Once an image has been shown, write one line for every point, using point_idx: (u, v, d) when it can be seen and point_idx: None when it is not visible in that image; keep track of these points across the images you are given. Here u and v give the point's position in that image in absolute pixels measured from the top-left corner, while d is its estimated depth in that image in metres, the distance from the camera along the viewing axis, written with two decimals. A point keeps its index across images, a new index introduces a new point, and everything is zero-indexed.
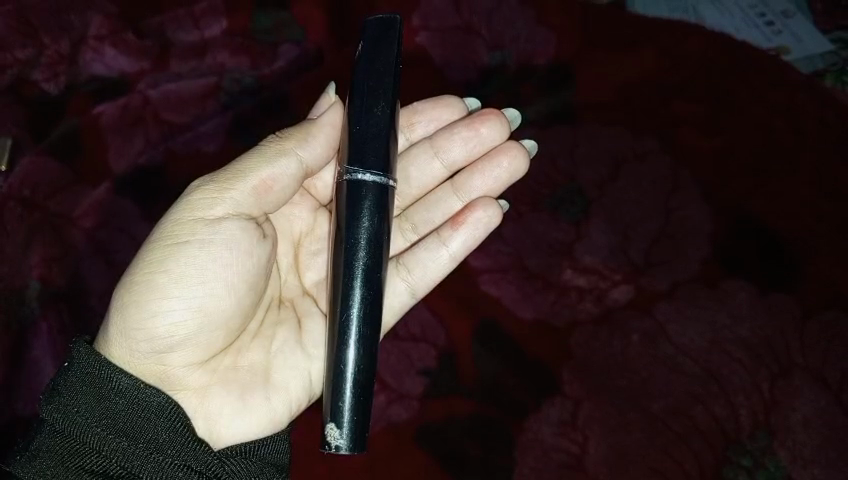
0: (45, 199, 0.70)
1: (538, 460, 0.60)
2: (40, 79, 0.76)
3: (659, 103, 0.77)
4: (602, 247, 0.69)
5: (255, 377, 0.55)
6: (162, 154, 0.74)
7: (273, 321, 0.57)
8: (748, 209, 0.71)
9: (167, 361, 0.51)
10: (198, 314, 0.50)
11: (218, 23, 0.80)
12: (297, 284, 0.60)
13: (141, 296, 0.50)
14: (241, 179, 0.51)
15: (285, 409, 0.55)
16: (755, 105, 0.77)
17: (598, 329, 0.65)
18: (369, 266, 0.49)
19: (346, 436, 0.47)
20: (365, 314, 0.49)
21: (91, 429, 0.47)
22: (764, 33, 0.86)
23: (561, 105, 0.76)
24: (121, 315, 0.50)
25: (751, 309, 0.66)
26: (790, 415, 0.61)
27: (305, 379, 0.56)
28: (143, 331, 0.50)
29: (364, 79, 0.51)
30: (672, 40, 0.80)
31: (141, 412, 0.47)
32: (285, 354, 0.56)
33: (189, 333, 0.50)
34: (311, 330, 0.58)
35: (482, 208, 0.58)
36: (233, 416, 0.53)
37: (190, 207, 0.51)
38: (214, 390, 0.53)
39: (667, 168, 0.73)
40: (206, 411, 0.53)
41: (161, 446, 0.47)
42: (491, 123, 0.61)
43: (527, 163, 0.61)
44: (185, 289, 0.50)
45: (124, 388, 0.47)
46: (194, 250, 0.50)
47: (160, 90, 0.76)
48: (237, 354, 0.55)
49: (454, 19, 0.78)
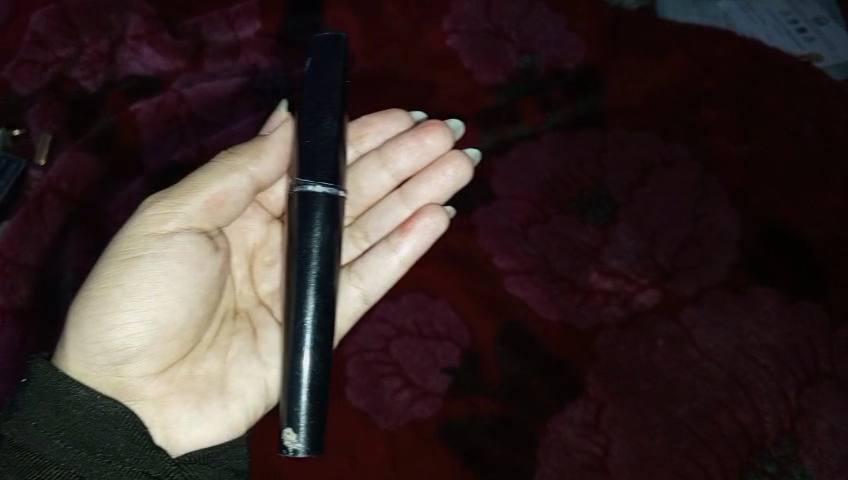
0: (82, 193, 0.72)
1: (561, 460, 0.60)
2: (79, 76, 0.79)
3: (689, 110, 0.77)
4: (629, 252, 0.69)
5: (211, 384, 0.58)
6: (195, 151, 0.75)
7: (228, 331, 0.60)
8: (777, 217, 0.70)
9: (123, 372, 0.54)
10: (151, 323, 0.54)
11: (252, 25, 0.82)
12: (251, 294, 0.63)
13: (97, 308, 0.53)
14: (194, 194, 0.55)
15: (242, 415, 0.58)
16: (786, 112, 0.77)
17: (623, 332, 0.65)
18: (324, 275, 0.51)
19: (303, 439, 0.49)
20: (318, 321, 0.50)
21: (49, 441, 0.50)
22: (797, 40, 0.86)
23: (590, 110, 0.76)
24: (78, 328, 0.54)
25: (779, 317, 0.65)
26: (816, 423, 0.61)
27: (262, 387, 0.60)
28: (99, 342, 0.53)
29: (313, 93, 0.53)
30: (703, 47, 0.80)
31: (97, 423, 0.51)
32: (240, 363, 0.59)
33: (143, 344, 0.54)
34: (268, 339, 0.61)
35: (429, 215, 0.63)
36: (192, 422, 0.57)
37: (142, 223, 0.55)
38: (171, 397, 0.56)
39: (696, 174, 0.73)
40: (164, 419, 0.56)
41: (118, 455, 0.51)
42: (436, 133, 0.66)
43: (471, 171, 0.66)
44: (138, 300, 0.53)
45: (80, 400, 0.51)
46: (146, 263, 0.54)
47: (195, 89, 0.78)
48: (194, 364, 0.58)
49: (483, 24, 0.79)
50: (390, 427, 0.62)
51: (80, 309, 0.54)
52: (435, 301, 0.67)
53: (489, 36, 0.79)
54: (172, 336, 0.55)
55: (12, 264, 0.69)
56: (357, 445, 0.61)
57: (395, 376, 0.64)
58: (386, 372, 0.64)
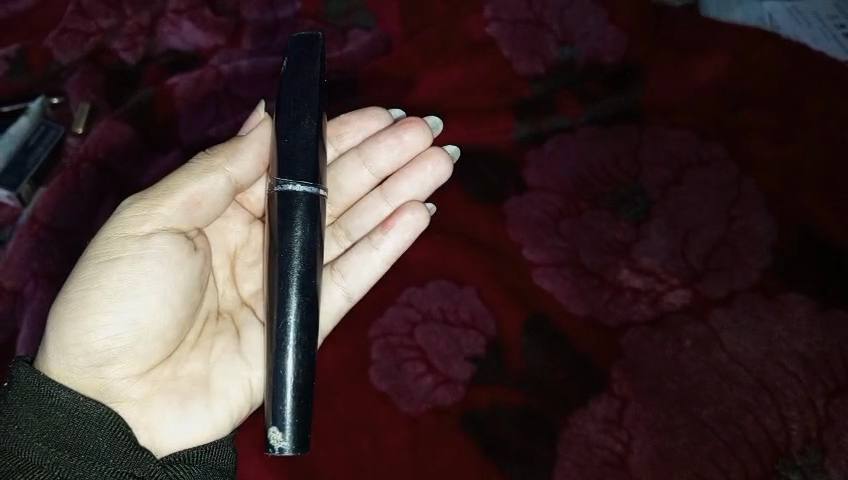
0: (118, 163, 0.73)
1: (581, 455, 0.59)
2: (119, 48, 0.80)
3: (727, 112, 0.76)
4: (661, 250, 0.68)
5: (196, 385, 0.59)
6: (230, 128, 0.76)
7: (212, 332, 0.62)
8: (814, 223, 0.69)
9: (105, 373, 0.55)
10: (133, 323, 0.54)
11: (291, 5, 0.82)
12: (234, 296, 0.64)
13: (78, 311, 0.54)
14: (172, 195, 0.56)
15: (226, 415, 0.59)
16: (827, 117, 0.75)
17: (651, 331, 0.64)
18: (304, 275, 0.52)
19: (288, 439, 0.50)
20: (301, 321, 0.52)
21: (31, 444, 0.50)
22: (842, 44, 0.84)
23: (627, 106, 0.75)
24: (57, 332, 0.54)
25: (810, 325, 0.64)
26: (844, 434, 0.59)
27: (246, 387, 0.60)
28: (79, 345, 0.53)
29: (292, 94, 0.54)
30: (746, 47, 0.79)
31: (81, 425, 0.51)
32: (224, 363, 0.60)
33: (126, 345, 0.54)
34: (250, 339, 0.62)
35: (410, 211, 0.63)
36: (176, 423, 0.57)
37: (120, 225, 0.56)
38: (154, 398, 0.57)
39: (732, 175, 0.72)
40: (147, 420, 0.57)
41: (102, 456, 0.51)
42: (414, 130, 0.67)
43: (452, 166, 0.67)
44: (119, 300, 0.54)
45: (63, 402, 0.51)
46: (126, 264, 0.55)
47: (233, 66, 0.78)
48: (177, 365, 0.59)
49: (524, 13, 0.78)
50: (411, 411, 0.62)
51: (57, 314, 0.55)
52: (461, 289, 0.66)
53: (530, 26, 0.78)
54: (153, 336, 0.55)
55: (46, 228, 0.69)
56: (378, 426, 0.62)
57: (418, 361, 0.64)
58: (409, 357, 0.64)
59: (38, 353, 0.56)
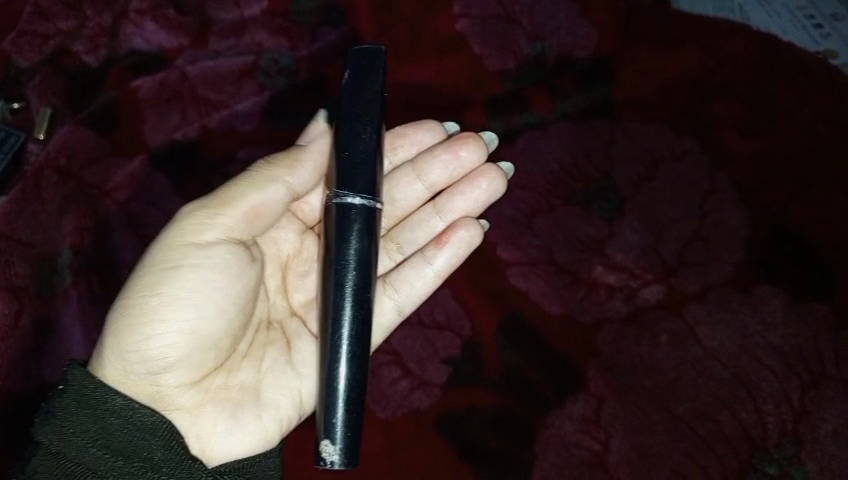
0: (80, 171, 0.71)
1: (560, 456, 0.59)
2: (81, 51, 0.78)
3: (700, 105, 0.76)
4: (635, 246, 0.68)
5: (247, 395, 0.58)
6: (197, 130, 0.74)
7: (262, 342, 0.60)
8: (785, 216, 0.69)
9: (161, 381, 0.54)
10: (192, 334, 0.53)
11: (257, 3, 0.81)
12: (284, 305, 0.63)
13: (136, 319, 0.52)
14: (234, 205, 0.55)
15: (275, 425, 0.58)
16: (799, 108, 0.75)
17: (626, 327, 0.64)
18: (358, 286, 0.51)
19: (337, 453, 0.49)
20: (354, 333, 0.50)
21: (87, 449, 0.49)
22: (812, 36, 0.85)
23: (600, 100, 0.75)
24: (118, 338, 0.53)
25: (784, 317, 0.64)
26: (818, 426, 0.60)
27: (295, 398, 0.59)
28: (138, 351, 0.52)
29: (353, 106, 0.53)
30: (718, 38, 0.79)
31: (135, 432, 0.51)
32: (275, 373, 0.59)
33: (182, 353, 0.53)
34: (302, 351, 0.60)
35: (464, 227, 0.63)
36: (227, 432, 0.56)
37: (180, 233, 0.54)
38: (206, 406, 0.56)
39: (705, 169, 0.72)
40: (199, 429, 0.56)
41: (155, 464, 0.50)
42: (471, 146, 0.65)
43: (506, 184, 0.66)
44: (179, 309, 0.53)
45: (118, 408, 0.51)
46: (186, 273, 0.53)
47: (199, 67, 0.76)
48: (229, 374, 0.58)
49: (495, 9, 0.77)
50: (387, 417, 0.61)
51: (115, 320, 0.53)
52: (437, 290, 0.66)
53: (501, 22, 0.77)
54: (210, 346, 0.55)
55: (8, 239, 0.67)
56: None
57: (395, 365, 0.63)
58: (385, 361, 0.63)
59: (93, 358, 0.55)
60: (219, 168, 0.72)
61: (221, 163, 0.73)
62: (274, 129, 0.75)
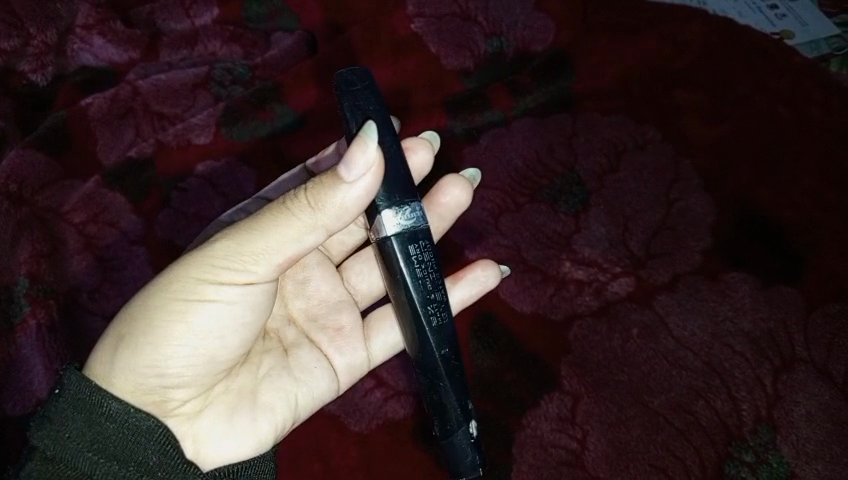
0: (33, 195, 0.68)
1: (538, 457, 0.58)
2: (27, 70, 0.75)
3: (661, 91, 0.76)
4: (601, 240, 0.67)
5: (245, 397, 0.53)
6: (152, 147, 0.71)
7: (259, 350, 0.56)
8: (749, 201, 0.69)
9: (172, 394, 0.49)
10: (210, 357, 0.49)
11: (208, 12, 0.80)
12: (281, 313, 0.60)
13: (154, 338, 0.47)
14: (267, 245, 0.47)
15: (270, 429, 0.53)
16: (758, 90, 0.76)
17: (598, 322, 0.64)
18: (439, 309, 0.50)
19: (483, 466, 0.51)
20: (448, 354, 0.51)
21: (81, 453, 0.45)
22: (768, 17, 0.85)
23: (560, 94, 0.75)
24: (133, 351, 0.47)
25: (754, 303, 0.64)
26: (792, 410, 0.59)
27: (292, 404, 0.55)
28: (155, 367, 0.47)
29: (381, 122, 0.49)
30: (673, 25, 0.79)
31: (130, 436, 0.46)
32: (274, 379, 0.55)
33: (198, 373, 0.49)
34: (302, 359, 0.58)
35: (481, 267, 0.60)
36: (224, 438, 0.52)
37: (209, 257, 0.48)
38: (206, 414, 0.52)
39: (668, 158, 0.72)
40: (195, 436, 0.51)
41: (151, 469, 0.46)
42: (421, 156, 0.56)
43: (472, 189, 0.61)
44: (203, 336, 0.48)
45: (114, 412, 0.46)
46: (219, 307, 0.49)
47: (151, 81, 0.75)
48: (229, 379, 0.53)
49: (450, 8, 0.77)
50: (361, 429, 0.60)
51: (129, 331, 0.48)
52: None
53: (457, 20, 0.77)
54: (223, 363, 0.51)
55: None
56: (329, 448, 0.59)
57: (367, 376, 0.63)
58: None
59: (94, 357, 0.49)
60: (177, 184, 0.71)
61: (178, 177, 0.71)
62: (231, 139, 0.72)
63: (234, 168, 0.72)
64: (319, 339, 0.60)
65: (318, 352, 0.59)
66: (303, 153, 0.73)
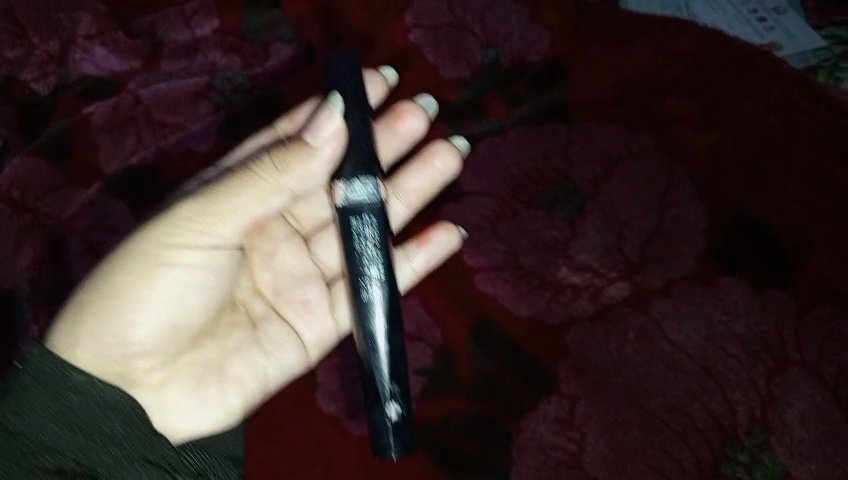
0: (35, 202, 0.69)
1: (537, 458, 0.59)
2: (29, 79, 0.76)
3: (653, 101, 0.77)
4: (597, 246, 0.69)
5: (211, 367, 0.59)
6: (154, 155, 0.73)
7: (228, 323, 0.60)
8: (741, 207, 0.71)
9: (133, 364, 0.55)
10: (177, 323, 0.55)
11: (208, 23, 0.80)
12: (249, 284, 0.63)
13: (117, 306, 0.53)
14: (233, 212, 0.55)
15: (238, 401, 0.59)
16: (747, 100, 0.77)
17: (594, 326, 0.65)
18: (379, 283, 0.54)
19: (398, 451, 0.52)
20: (388, 327, 0.53)
21: (46, 426, 0.48)
22: (756, 29, 0.87)
23: (555, 104, 0.77)
24: (97, 321, 0.53)
25: (747, 306, 0.65)
26: (786, 411, 0.60)
27: (260, 376, 0.60)
28: (117, 336, 0.53)
29: (357, 107, 0.56)
30: (664, 37, 0.80)
31: (97, 410, 0.49)
32: (241, 353, 0.60)
33: (159, 342, 0.55)
34: (270, 334, 0.62)
35: (445, 230, 0.66)
36: (190, 406, 0.58)
37: (171, 224, 0.54)
38: (170, 382, 0.57)
39: (662, 165, 0.73)
40: (163, 406, 0.57)
41: (116, 439, 0.49)
42: (411, 118, 0.69)
43: (459, 161, 0.69)
44: (171, 302, 0.55)
45: (77, 386, 0.49)
46: (179, 270, 0.55)
47: (152, 90, 0.75)
48: (195, 350, 0.58)
49: (446, 17, 0.78)
50: (363, 432, 0.60)
51: (97, 296, 0.53)
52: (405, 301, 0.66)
53: (453, 30, 0.78)
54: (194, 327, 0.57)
55: None
56: (331, 450, 0.60)
57: None
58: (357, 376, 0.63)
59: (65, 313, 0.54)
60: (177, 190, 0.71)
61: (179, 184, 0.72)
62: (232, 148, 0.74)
63: None
64: (285, 310, 0.64)
65: (284, 325, 0.63)
66: None
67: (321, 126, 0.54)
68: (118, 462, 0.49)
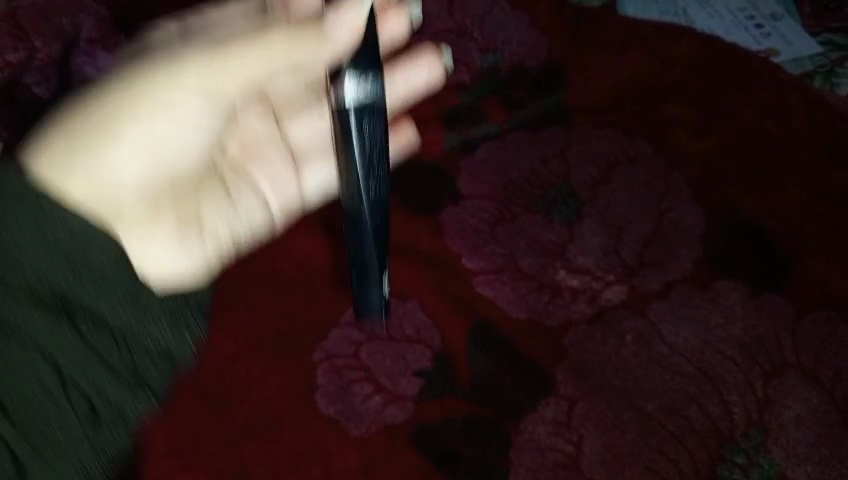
0: None
1: (535, 460, 0.59)
2: (32, 82, 0.75)
3: (651, 106, 0.78)
4: (595, 249, 0.69)
5: (191, 223, 0.59)
6: None
7: (204, 179, 0.61)
8: (739, 211, 0.71)
9: (119, 194, 0.55)
10: (158, 147, 0.57)
11: None
12: (222, 150, 0.63)
13: (107, 125, 0.54)
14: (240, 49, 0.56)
15: (214, 254, 0.60)
16: (744, 106, 0.78)
17: (592, 328, 0.65)
18: (376, 186, 0.59)
19: (380, 314, 0.63)
20: (372, 203, 0.59)
21: (27, 250, 0.46)
22: (754, 36, 0.87)
23: (553, 109, 0.77)
24: (87, 147, 0.53)
25: (744, 309, 0.66)
26: (782, 413, 0.61)
27: (231, 231, 0.62)
28: (101, 175, 0.54)
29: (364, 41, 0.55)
30: (662, 43, 0.81)
31: (85, 241, 0.48)
32: (217, 210, 0.61)
33: (145, 175, 0.57)
34: (241, 197, 0.63)
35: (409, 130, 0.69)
36: (171, 250, 0.57)
37: (174, 57, 0.56)
38: (158, 229, 0.57)
39: (660, 169, 0.74)
40: (143, 235, 0.56)
41: (106, 278, 0.48)
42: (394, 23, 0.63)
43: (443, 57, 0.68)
44: (165, 129, 0.56)
45: (43, 206, 0.48)
46: (176, 103, 0.57)
47: None
48: (175, 183, 0.59)
49: (447, 23, 0.80)
50: (361, 434, 0.60)
51: (78, 112, 0.54)
52: (405, 303, 0.66)
53: (453, 35, 0.80)
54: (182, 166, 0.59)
55: None
56: (330, 452, 0.60)
57: (366, 381, 0.63)
58: (356, 378, 0.63)
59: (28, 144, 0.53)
60: None
61: None
62: None
63: None
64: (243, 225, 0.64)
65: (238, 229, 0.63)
66: None
67: (344, 20, 0.55)
68: (98, 305, 0.48)
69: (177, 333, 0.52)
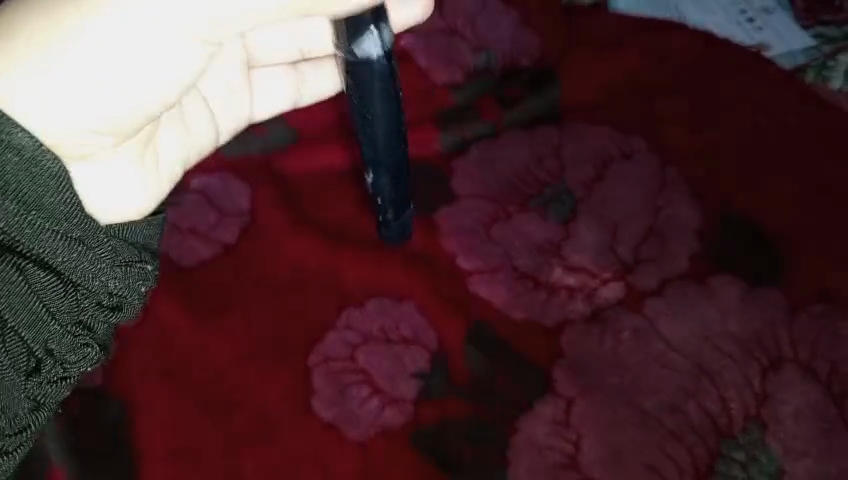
0: None
1: (534, 460, 0.59)
2: None
3: (644, 102, 0.78)
4: (590, 247, 0.69)
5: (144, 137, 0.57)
6: None
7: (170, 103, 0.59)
8: (735, 206, 0.71)
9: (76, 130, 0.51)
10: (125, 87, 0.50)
11: None
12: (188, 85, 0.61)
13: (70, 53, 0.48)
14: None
15: (166, 181, 0.61)
16: (738, 101, 0.78)
17: (589, 327, 0.65)
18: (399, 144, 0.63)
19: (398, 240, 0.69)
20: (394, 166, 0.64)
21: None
22: (746, 30, 0.87)
23: (547, 107, 0.77)
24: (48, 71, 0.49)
25: (741, 305, 0.66)
26: (780, 408, 0.61)
27: (184, 151, 0.62)
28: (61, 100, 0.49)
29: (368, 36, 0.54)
30: (655, 38, 0.81)
31: (42, 177, 0.47)
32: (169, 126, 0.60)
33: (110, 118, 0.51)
34: (191, 112, 0.62)
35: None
36: (121, 187, 0.56)
37: None
38: (114, 155, 0.55)
39: (654, 166, 0.74)
40: (97, 169, 0.55)
41: (55, 216, 0.48)
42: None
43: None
44: (135, 65, 0.49)
45: (21, 146, 0.46)
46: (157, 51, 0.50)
47: None
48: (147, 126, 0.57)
49: (439, 23, 0.81)
50: (361, 437, 0.60)
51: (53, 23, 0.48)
52: (401, 305, 0.66)
53: (445, 34, 0.81)
54: (154, 106, 0.53)
55: None
56: (328, 455, 0.60)
57: (364, 384, 0.63)
58: (354, 380, 0.63)
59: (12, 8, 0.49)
60: (171, 198, 0.72)
61: (173, 193, 0.72)
62: (226, 154, 0.74)
63: (228, 181, 0.73)
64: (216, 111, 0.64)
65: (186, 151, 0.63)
66: (297, 167, 0.74)
67: None
68: (61, 255, 0.49)
69: (131, 287, 0.55)
